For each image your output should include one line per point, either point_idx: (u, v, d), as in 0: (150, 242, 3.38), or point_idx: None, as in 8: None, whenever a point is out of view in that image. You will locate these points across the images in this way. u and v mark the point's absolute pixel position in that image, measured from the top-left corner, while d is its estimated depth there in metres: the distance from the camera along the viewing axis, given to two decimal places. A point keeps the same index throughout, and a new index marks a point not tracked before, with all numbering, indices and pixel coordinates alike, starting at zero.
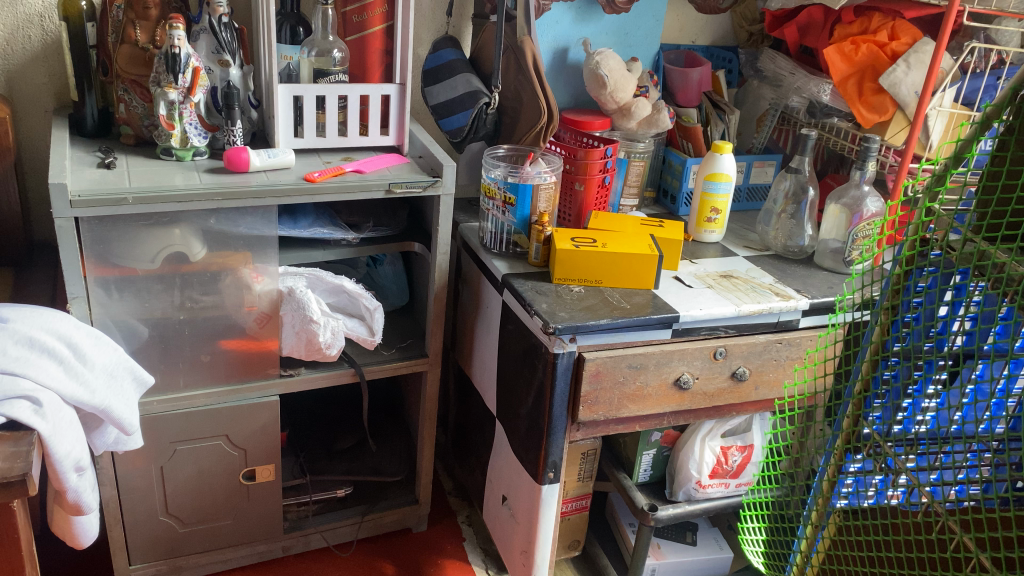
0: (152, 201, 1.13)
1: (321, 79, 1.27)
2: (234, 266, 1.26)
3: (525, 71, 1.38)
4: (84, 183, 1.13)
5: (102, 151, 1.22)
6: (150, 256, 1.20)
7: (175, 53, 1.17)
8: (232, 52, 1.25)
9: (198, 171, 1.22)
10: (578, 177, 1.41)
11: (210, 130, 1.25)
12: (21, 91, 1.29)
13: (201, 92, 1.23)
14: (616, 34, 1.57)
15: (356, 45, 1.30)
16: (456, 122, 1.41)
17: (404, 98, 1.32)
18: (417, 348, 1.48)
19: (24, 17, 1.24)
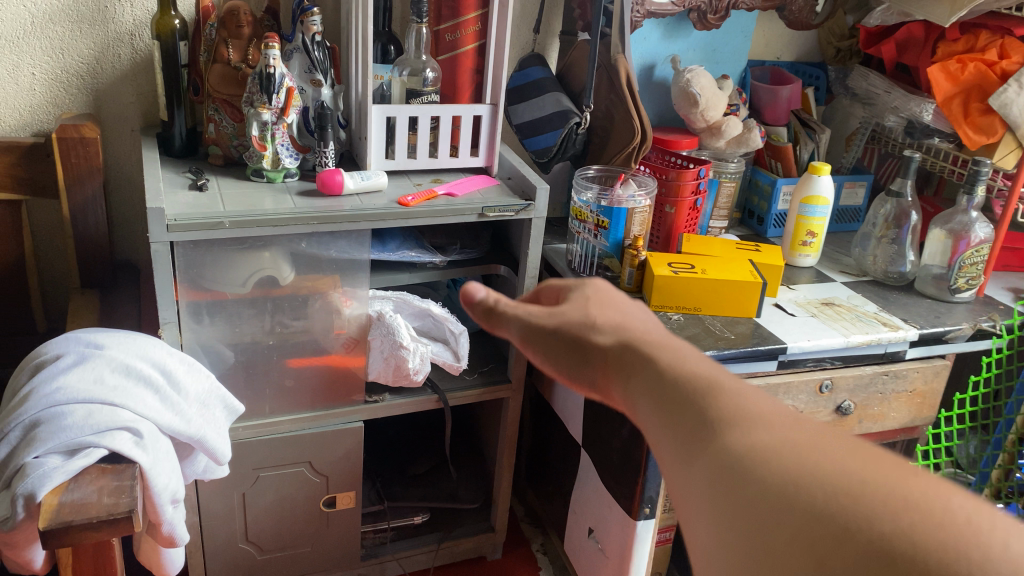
0: (248, 225, 1.11)
1: (413, 100, 1.24)
2: (324, 290, 1.23)
3: (618, 90, 1.33)
4: (180, 207, 1.11)
5: (193, 172, 1.20)
6: (241, 280, 1.18)
7: (270, 74, 1.14)
8: (324, 71, 1.22)
9: (290, 194, 1.20)
10: (669, 199, 1.37)
11: (302, 151, 1.23)
12: (109, 111, 1.27)
13: (294, 112, 1.20)
14: (704, 50, 1.53)
15: (448, 64, 1.27)
16: (543, 142, 1.38)
17: (496, 119, 1.30)
18: (499, 373, 1.43)
19: (115, 35, 1.22)
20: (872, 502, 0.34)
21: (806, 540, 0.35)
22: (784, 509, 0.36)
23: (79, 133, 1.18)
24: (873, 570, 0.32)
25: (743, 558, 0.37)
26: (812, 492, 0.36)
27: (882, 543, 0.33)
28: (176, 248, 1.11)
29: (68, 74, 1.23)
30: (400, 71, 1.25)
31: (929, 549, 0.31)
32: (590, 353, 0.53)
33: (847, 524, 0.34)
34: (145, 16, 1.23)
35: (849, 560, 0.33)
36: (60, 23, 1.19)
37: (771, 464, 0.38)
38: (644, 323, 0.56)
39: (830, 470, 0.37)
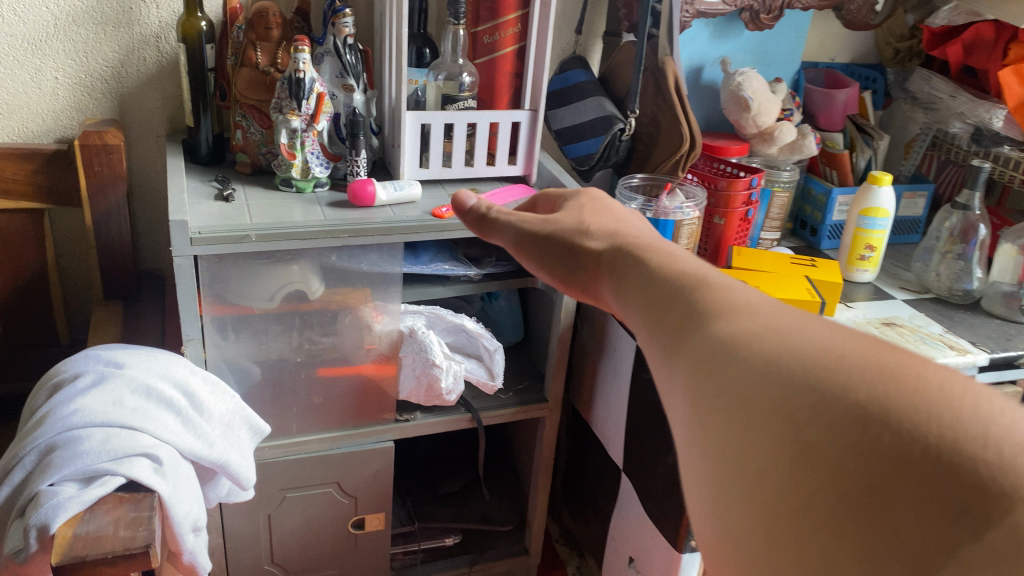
0: (275, 238, 1.06)
1: (449, 105, 1.17)
2: (354, 305, 1.18)
3: (666, 95, 1.26)
4: (205, 219, 1.06)
5: (219, 181, 1.15)
6: (268, 294, 1.12)
7: (300, 78, 1.09)
8: (356, 76, 1.16)
9: (320, 204, 1.14)
10: (719, 210, 1.30)
11: (333, 160, 1.17)
12: (134, 116, 1.22)
13: (325, 119, 1.14)
14: (756, 51, 1.45)
15: (485, 68, 1.21)
16: (585, 148, 1.30)
17: (535, 125, 1.23)
18: (536, 391, 1.36)
19: (140, 38, 1.18)
20: (849, 372, 0.34)
21: (785, 408, 0.35)
22: (763, 384, 0.36)
23: (103, 140, 1.13)
24: (849, 432, 0.32)
25: (720, 435, 0.37)
26: (786, 366, 0.36)
27: (856, 406, 0.33)
28: (199, 262, 1.06)
29: (92, 78, 1.18)
30: (436, 75, 1.19)
31: (902, 407, 0.32)
32: (577, 252, 0.66)
33: (820, 391, 0.34)
34: (171, 17, 1.18)
35: (825, 422, 0.33)
36: (83, 25, 1.14)
37: (752, 346, 0.38)
38: (628, 225, 0.69)
39: (806, 346, 0.37)
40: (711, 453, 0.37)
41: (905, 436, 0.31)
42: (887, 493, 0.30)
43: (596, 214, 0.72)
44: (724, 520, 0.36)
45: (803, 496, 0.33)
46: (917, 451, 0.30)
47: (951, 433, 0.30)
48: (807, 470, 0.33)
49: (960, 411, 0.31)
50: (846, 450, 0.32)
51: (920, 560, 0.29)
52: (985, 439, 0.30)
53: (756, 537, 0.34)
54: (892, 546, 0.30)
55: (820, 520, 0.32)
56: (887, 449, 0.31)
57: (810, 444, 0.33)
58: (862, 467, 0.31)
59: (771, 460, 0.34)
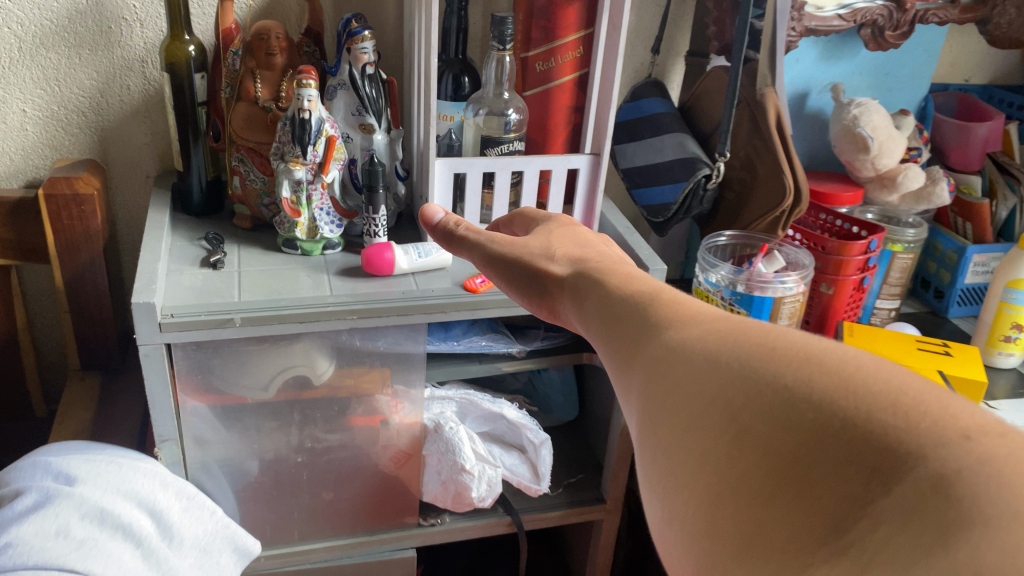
0: (265, 321, 0.84)
1: (490, 150, 0.96)
2: (368, 393, 0.96)
3: (765, 134, 1.00)
4: (182, 295, 0.85)
5: (210, 239, 0.94)
6: (263, 382, 0.91)
7: (304, 119, 0.87)
8: (377, 113, 0.94)
9: (328, 273, 0.93)
10: (826, 277, 1.06)
11: (347, 217, 0.96)
12: (118, 156, 1.03)
13: (337, 168, 0.93)
14: (874, 74, 1.19)
15: (537, 100, 0.99)
16: (659, 195, 1.06)
17: (599, 173, 0.98)
18: (591, 487, 1.13)
19: (122, 63, 0.97)
20: (780, 358, 0.34)
21: (719, 397, 0.35)
22: (700, 373, 0.36)
23: (72, 189, 0.94)
24: (776, 412, 0.32)
25: (666, 427, 0.37)
26: (718, 357, 0.36)
27: (782, 387, 0.33)
28: (171, 353, 0.85)
29: (66, 110, 0.98)
30: (476, 110, 0.96)
31: (824, 387, 0.32)
32: (543, 276, 0.69)
33: (750, 375, 0.34)
34: (158, 37, 0.97)
35: (752, 402, 0.33)
36: (54, 48, 0.95)
37: (692, 341, 0.39)
38: (593, 249, 0.72)
39: (739, 336, 0.37)
40: (660, 448, 0.37)
41: (824, 409, 0.31)
42: (811, 464, 0.30)
43: (563, 240, 0.75)
44: (672, 505, 0.35)
45: (737, 474, 0.32)
46: (833, 426, 0.30)
47: (865, 406, 0.30)
48: (740, 449, 0.33)
49: (870, 386, 0.31)
50: (777, 431, 0.32)
51: (837, 516, 0.29)
52: (893, 408, 0.29)
53: (696, 516, 0.34)
54: (815, 508, 0.29)
55: (748, 489, 0.32)
56: (808, 422, 0.31)
57: (740, 424, 0.33)
58: (787, 443, 0.31)
59: (706, 448, 0.34)
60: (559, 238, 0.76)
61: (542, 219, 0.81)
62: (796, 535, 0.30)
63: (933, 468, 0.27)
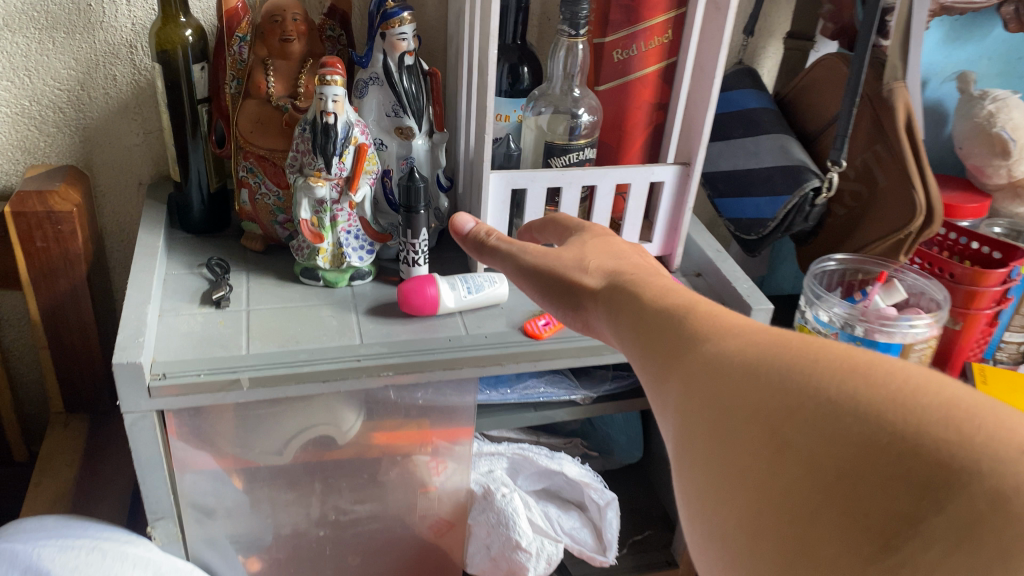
0: (280, 382, 0.67)
1: (554, 160, 0.78)
2: (405, 454, 0.80)
3: (891, 139, 0.82)
4: (178, 347, 0.69)
5: (214, 267, 0.77)
6: (279, 444, 0.75)
7: (328, 124, 0.70)
8: (417, 113, 0.76)
9: (358, 312, 0.75)
10: (954, 310, 0.88)
11: (380, 241, 0.78)
12: (105, 160, 0.86)
13: (368, 184, 0.75)
14: (1004, 60, 0.99)
15: (612, 97, 0.80)
16: (751, 209, 0.89)
17: (689, 188, 0.80)
18: (659, 548, 0.97)
19: (106, 49, 0.80)
20: (821, 366, 0.30)
21: (749, 404, 0.31)
22: (734, 383, 0.32)
23: (45, 205, 0.77)
24: (818, 424, 0.28)
25: (697, 440, 0.33)
26: (754, 365, 0.32)
27: (826, 401, 0.29)
28: (164, 422, 0.69)
29: (39, 106, 0.81)
30: (535, 108, 0.79)
31: (872, 397, 0.28)
32: (575, 291, 0.54)
33: (789, 386, 0.30)
34: (149, 16, 0.79)
35: (797, 414, 0.29)
36: (21, 31, 0.76)
37: (722, 345, 0.35)
38: (639, 260, 0.56)
39: (775, 342, 0.33)
40: (693, 462, 0.33)
41: (873, 420, 0.27)
42: (861, 481, 0.27)
43: (601, 249, 0.58)
44: (707, 521, 0.32)
45: (778, 490, 0.29)
46: (882, 439, 0.27)
47: (915, 420, 0.27)
48: (781, 464, 0.29)
49: (920, 399, 0.27)
50: (818, 443, 0.28)
51: (890, 535, 0.25)
52: (948, 423, 0.26)
53: (736, 536, 0.30)
54: (861, 526, 0.26)
55: (790, 506, 0.28)
56: (856, 436, 0.27)
57: (784, 440, 0.29)
58: (827, 455, 0.28)
59: (742, 461, 0.30)
60: (597, 247, 0.59)
61: (582, 226, 0.64)
62: (841, 555, 0.26)
63: (993, 483, 0.24)
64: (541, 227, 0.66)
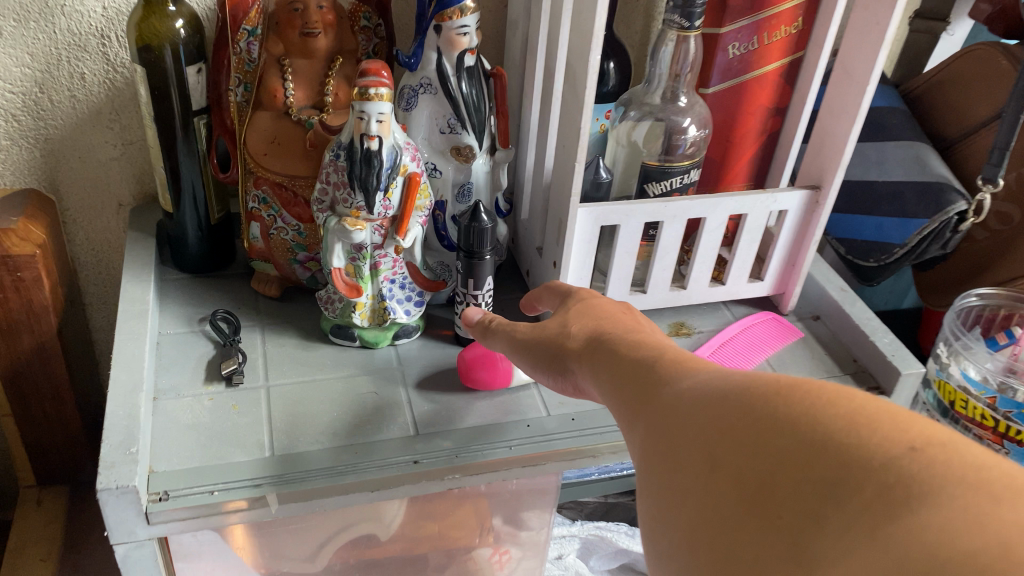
0: (316, 495, 0.51)
1: (655, 183, 0.60)
2: (462, 549, 0.65)
3: None
4: (181, 449, 0.52)
5: (229, 324, 0.62)
6: (313, 547, 0.60)
7: (371, 152, 0.53)
8: (478, 128, 0.59)
9: (406, 383, 0.59)
10: None
11: (432, 290, 0.62)
12: (75, 177, 0.68)
13: (418, 223, 0.58)
14: None
15: (723, 99, 0.63)
16: (872, 231, 0.73)
17: (815, 218, 0.64)
18: None
19: (70, 40, 0.61)
20: (755, 391, 0.29)
21: (692, 424, 0.30)
22: (684, 414, 0.31)
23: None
24: (743, 440, 0.27)
25: (649, 470, 0.32)
26: (698, 396, 0.31)
27: (747, 412, 0.28)
28: (166, 544, 0.53)
29: None
30: (623, 115, 0.62)
31: (789, 406, 0.27)
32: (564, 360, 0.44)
33: (725, 410, 0.29)
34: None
35: (719, 425, 0.28)
36: None
37: (683, 380, 0.34)
38: (642, 322, 0.45)
39: (726, 378, 0.31)
40: (647, 491, 0.31)
41: (789, 429, 0.26)
42: (776, 485, 0.25)
43: (596, 308, 0.47)
44: (657, 548, 0.30)
45: (708, 506, 0.27)
46: (793, 445, 0.25)
47: (824, 425, 0.25)
48: (712, 481, 0.28)
49: (841, 413, 0.25)
50: (741, 452, 0.27)
51: (805, 541, 0.24)
52: (873, 434, 0.24)
53: (676, 559, 0.29)
54: (776, 528, 0.24)
55: (715, 516, 0.27)
56: (771, 442, 0.26)
57: (712, 457, 0.28)
58: (749, 465, 0.26)
59: (677, 476, 0.30)
60: (587, 304, 0.48)
61: (585, 288, 0.51)
62: (759, 564, 0.25)
63: (883, 477, 0.23)
64: (540, 291, 0.54)
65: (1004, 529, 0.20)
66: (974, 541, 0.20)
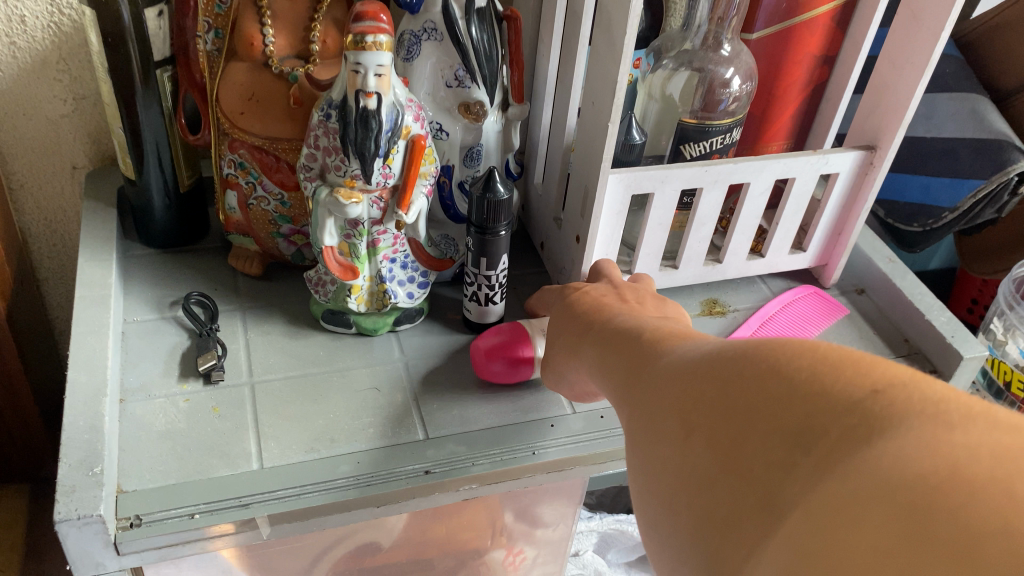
0: (313, 519, 0.44)
1: (695, 145, 0.52)
2: (473, 553, 0.59)
3: None
4: (154, 462, 0.45)
5: (207, 311, 0.54)
6: (308, 561, 0.53)
7: (368, 113, 0.44)
8: (490, 82, 0.51)
9: (410, 376, 0.52)
10: None
11: (437, 269, 0.55)
12: (20, 137, 0.59)
13: (423, 195, 0.50)
14: None
15: (769, 46, 0.55)
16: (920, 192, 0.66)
17: (868, 182, 0.56)
18: None
19: None
20: (728, 351, 0.27)
21: (669, 391, 0.29)
22: (662, 381, 0.30)
23: None
24: (718, 401, 0.26)
25: (633, 442, 0.30)
26: (676, 364, 0.29)
27: (719, 372, 0.26)
28: (139, 571, 0.46)
29: None
30: (655, 65, 0.54)
31: (757, 360, 0.25)
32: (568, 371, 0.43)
33: (700, 374, 0.27)
34: None
35: (695, 388, 0.27)
36: None
37: (668, 348, 0.32)
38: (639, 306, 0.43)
39: (706, 344, 0.30)
40: (631, 464, 0.30)
41: (758, 384, 0.24)
42: (748, 439, 0.24)
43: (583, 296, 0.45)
44: (644, 519, 0.28)
45: (686, 471, 0.26)
46: (763, 398, 0.24)
47: (788, 374, 0.24)
48: (688, 444, 0.26)
49: (808, 363, 0.24)
50: (718, 413, 0.25)
51: (776, 492, 0.22)
52: (836, 378, 0.23)
53: (658, 525, 0.27)
54: (750, 482, 0.23)
55: (693, 478, 0.26)
56: (743, 400, 0.25)
57: (688, 420, 0.27)
58: (724, 424, 0.25)
59: (656, 443, 0.28)
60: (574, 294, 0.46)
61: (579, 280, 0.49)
62: (735, 520, 0.23)
63: (849, 417, 0.21)
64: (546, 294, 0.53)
65: (953, 451, 0.19)
66: (927, 468, 0.19)
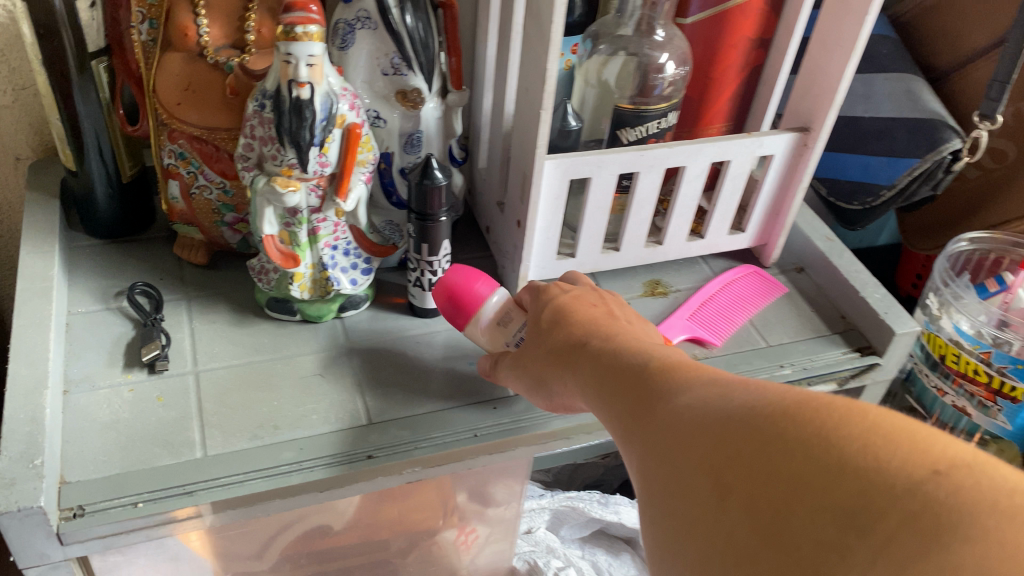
0: (256, 502, 0.45)
1: (632, 129, 0.53)
2: (423, 533, 0.60)
3: None
4: (97, 453, 0.45)
5: (152, 302, 0.54)
6: (257, 545, 0.54)
7: (302, 102, 0.44)
8: (426, 69, 0.52)
9: (355, 363, 0.53)
10: None
11: (380, 255, 0.55)
12: None
13: (361, 182, 0.50)
14: None
15: (704, 31, 0.56)
16: (858, 171, 0.67)
17: (803, 163, 0.58)
18: None
19: None
20: (757, 407, 0.27)
21: (691, 442, 0.28)
22: (682, 427, 0.29)
23: None
24: (755, 465, 0.25)
25: (650, 491, 0.29)
26: (697, 410, 0.29)
27: (753, 431, 0.26)
28: (86, 559, 0.47)
29: None
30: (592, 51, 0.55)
31: (801, 429, 0.25)
32: (549, 384, 0.44)
33: (729, 430, 0.27)
34: None
35: (725, 446, 0.26)
36: None
37: (682, 385, 0.31)
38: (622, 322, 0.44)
39: (726, 390, 0.29)
40: (649, 515, 0.29)
41: (802, 452, 0.24)
42: (791, 512, 0.24)
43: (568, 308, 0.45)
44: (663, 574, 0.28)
45: (720, 536, 0.25)
46: (809, 469, 0.24)
47: (833, 445, 0.24)
48: (721, 506, 0.26)
49: (849, 432, 0.24)
50: (755, 478, 0.25)
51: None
52: (885, 455, 0.23)
53: None
54: (796, 561, 0.23)
55: (727, 546, 0.25)
56: (789, 472, 0.24)
57: (721, 482, 0.26)
58: (765, 491, 0.24)
59: (682, 500, 0.27)
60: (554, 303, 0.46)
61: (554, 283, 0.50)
62: None
63: (906, 504, 0.22)
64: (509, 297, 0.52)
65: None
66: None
